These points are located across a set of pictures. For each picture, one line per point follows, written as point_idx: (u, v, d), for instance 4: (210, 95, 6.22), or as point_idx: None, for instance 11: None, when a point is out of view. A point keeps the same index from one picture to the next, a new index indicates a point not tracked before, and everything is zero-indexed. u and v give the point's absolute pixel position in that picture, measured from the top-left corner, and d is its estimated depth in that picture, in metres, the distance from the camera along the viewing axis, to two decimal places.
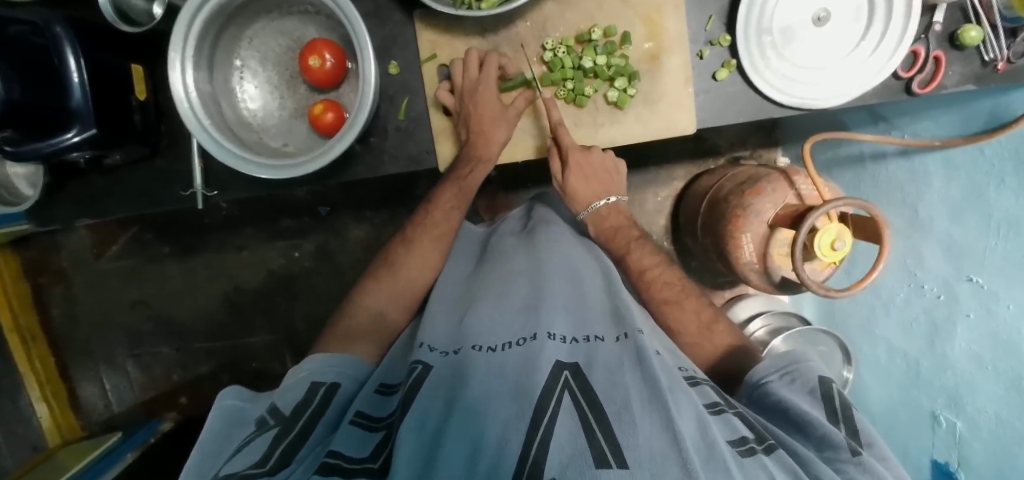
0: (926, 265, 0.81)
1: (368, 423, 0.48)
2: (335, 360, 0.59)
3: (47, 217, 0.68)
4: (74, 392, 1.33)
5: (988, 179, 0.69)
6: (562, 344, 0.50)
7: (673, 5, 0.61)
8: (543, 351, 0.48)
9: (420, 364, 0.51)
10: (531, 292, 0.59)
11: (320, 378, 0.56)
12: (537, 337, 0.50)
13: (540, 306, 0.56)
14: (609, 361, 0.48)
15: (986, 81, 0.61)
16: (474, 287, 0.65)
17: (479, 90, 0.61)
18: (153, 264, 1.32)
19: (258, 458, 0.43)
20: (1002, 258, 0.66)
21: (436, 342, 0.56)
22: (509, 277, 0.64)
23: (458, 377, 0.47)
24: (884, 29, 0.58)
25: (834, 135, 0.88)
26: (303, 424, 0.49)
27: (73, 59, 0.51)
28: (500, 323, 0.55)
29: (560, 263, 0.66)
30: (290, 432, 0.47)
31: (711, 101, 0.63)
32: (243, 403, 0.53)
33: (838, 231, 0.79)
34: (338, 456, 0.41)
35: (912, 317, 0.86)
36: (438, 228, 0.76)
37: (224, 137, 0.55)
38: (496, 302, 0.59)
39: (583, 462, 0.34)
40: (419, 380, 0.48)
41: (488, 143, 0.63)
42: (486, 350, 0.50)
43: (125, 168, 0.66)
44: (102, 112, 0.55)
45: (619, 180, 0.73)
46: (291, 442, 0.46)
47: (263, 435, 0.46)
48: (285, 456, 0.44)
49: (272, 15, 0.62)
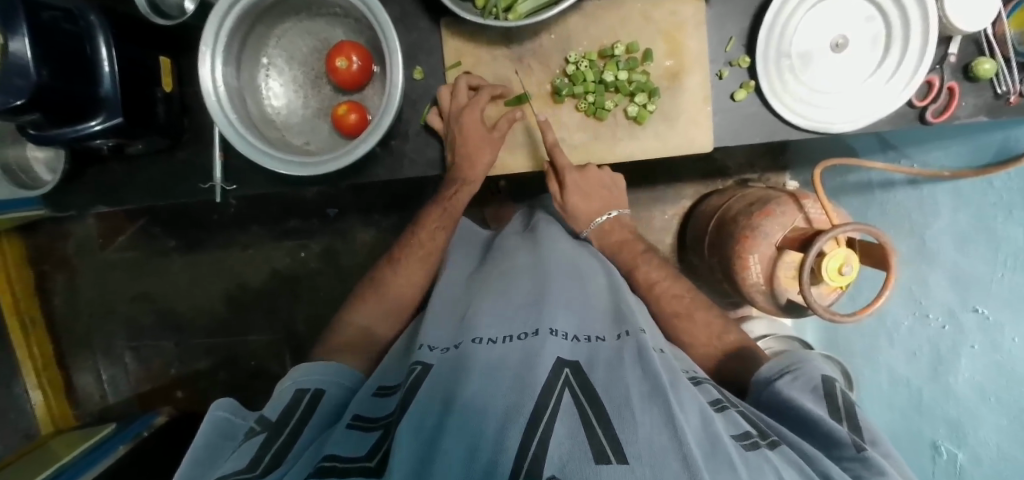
0: (931, 293, 0.84)
1: (364, 424, 0.48)
2: (323, 369, 0.60)
3: (62, 203, 0.69)
4: (70, 381, 1.32)
5: (997, 206, 0.74)
6: (565, 340, 0.51)
7: (695, 26, 0.61)
8: (545, 346, 0.48)
9: (420, 364, 0.51)
10: (533, 290, 0.59)
11: (305, 385, 0.56)
12: (539, 332, 0.50)
13: (543, 303, 0.56)
14: (610, 360, 0.48)
15: (998, 113, 0.63)
16: (476, 287, 0.65)
17: (464, 118, 0.60)
18: (158, 257, 1.32)
19: (250, 461, 0.43)
20: (1007, 292, 0.72)
21: (435, 341, 0.56)
22: (512, 274, 0.64)
23: (458, 372, 0.47)
24: (901, 58, 0.58)
25: (844, 161, 0.89)
26: (292, 428, 0.49)
27: (105, 49, 0.52)
28: (503, 319, 0.55)
29: (562, 261, 0.67)
30: (279, 437, 0.47)
31: (728, 121, 0.63)
32: (232, 416, 0.53)
33: (847, 256, 0.80)
34: (333, 457, 0.40)
35: (916, 346, 0.88)
36: (424, 249, 0.77)
37: (249, 132, 0.56)
38: (497, 299, 0.59)
39: (582, 459, 0.35)
40: (419, 379, 0.49)
41: (472, 167, 0.62)
42: (486, 342, 0.51)
43: (145, 160, 0.67)
44: (129, 102, 0.55)
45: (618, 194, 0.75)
46: (282, 445, 0.46)
47: (251, 441, 0.47)
48: (276, 458, 0.44)
49: (302, 15, 0.62)
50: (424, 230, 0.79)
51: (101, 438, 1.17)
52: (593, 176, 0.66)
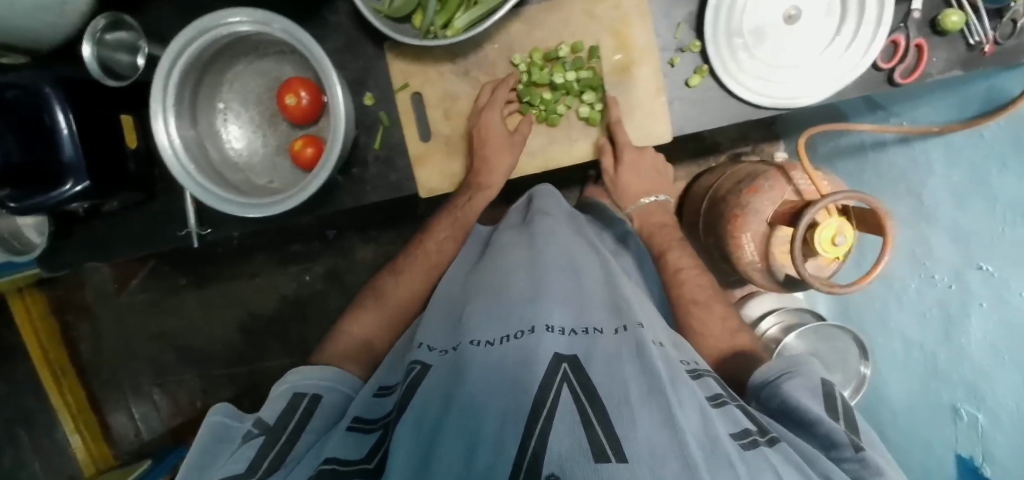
0: (934, 254, 0.82)
1: (364, 426, 0.48)
2: (321, 373, 0.60)
3: (55, 263, 0.72)
4: (104, 422, 1.38)
5: (988, 163, 0.70)
6: (561, 336, 0.48)
7: (639, 16, 0.59)
8: (541, 343, 0.46)
9: (418, 364, 0.51)
10: (528, 285, 0.57)
11: (304, 390, 0.57)
12: (534, 330, 0.48)
13: (538, 299, 0.54)
14: (608, 354, 0.46)
15: (973, 65, 0.60)
16: (473, 282, 0.64)
17: (488, 125, 0.61)
18: (171, 295, 1.37)
19: (248, 465, 0.45)
20: (1009, 244, 0.67)
21: (433, 342, 0.56)
22: (506, 269, 0.62)
23: (455, 376, 0.46)
24: (859, 23, 0.56)
25: (830, 127, 0.86)
26: (290, 431, 0.51)
27: (63, 115, 0.54)
28: (498, 316, 0.53)
29: (557, 254, 0.64)
30: (276, 441, 0.49)
31: (687, 108, 0.61)
32: (231, 420, 0.53)
33: (839, 226, 0.79)
34: (334, 460, 0.42)
35: (925, 307, 0.87)
36: (431, 260, 0.78)
37: (207, 179, 0.57)
38: (493, 295, 0.57)
39: (581, 456, 0.33)
40: (417, 380, 0.48)
41: (499, 173, 0.62)
42: (483, 344, 0.49)
43: (124, 214, 0.70)
44: (95, 164, 0.57)
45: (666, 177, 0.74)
46: (280, 449, 0.48)
47: (250, 443, 0.49)
48: (274, 462, 0.47)
49: (250, 57, 0.63)
50: (433, 239, 0.79)
51: (138, 474, 1.22)
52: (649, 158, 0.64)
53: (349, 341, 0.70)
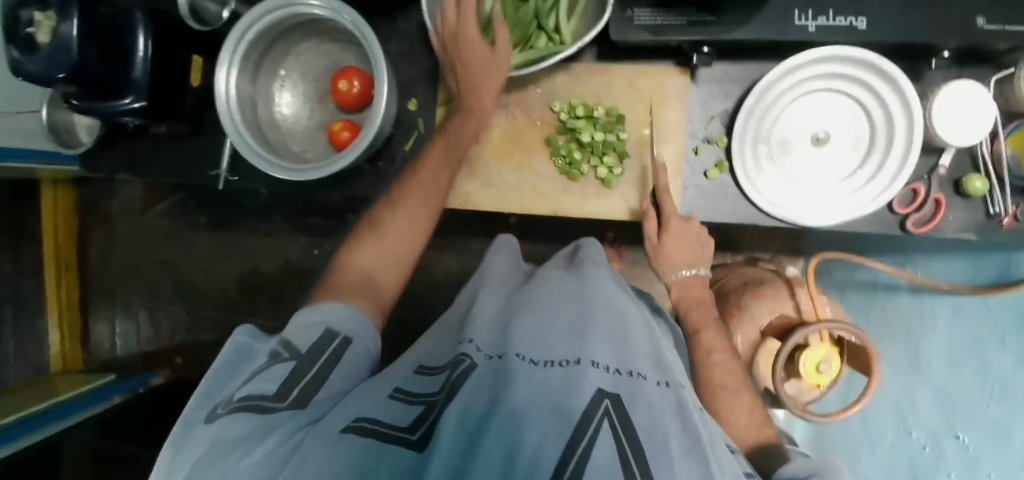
0: (917, 413, 0.80)
1: (408, 398, 0.41)
2: (348, 313, 0.49)
3: (94, 166, 0.78)
4: (87, 328, 1.43)
5: (989, 335, 0.69)
6: (606, 374, 0.40)
7: (676, 100, 0.63)
8: (585, 376, 0.38)
9: (465, 359, 0.44)
10: (576, 314, 0.49)
11: (336, 326, 0.47)
12: (579, 363, 0.40)
13: (588, 331, 0.46)
14: (652, 402, 0.38)
15: (989, 233, 0.61)
16: (517, 298, 0.57)
17: (468, 41, 0.58)
18: (188, 230, 1.41)
19: (274, 392, 0.39)
20: (993, 422, 0.66)
21: (482, 342, 0.48)
22: (553, 294, 0.54)
23: (497, 385, 0.38)
24: (880, 162, 0.59)
25: (842, 256, 0.86)
26: (318, 367, 0.43)
27: (142, 40, 0.61)
28: (543, 339, 0.46)
29: (610, 290, 0.57)
30: (303, 375, 0.42)
31: (700, 197, 0.64)
32: (256, 341, 0.46)
33: (827, 353, 0.79)
34: (374, 421, 0.35)
35: (894, 463, 0.84)
36: (429, 187, 0.61)
37: (249, 133, 0.62)
38: (537, 317, 0.50)
39: None
40: (463, 375, 0.41)
41: (488, 88, 0.60)
42: (529, 361, 0.42)
43: (167, 142, 0.75)
44: (155, 88, 0.63)
45: (707, 253, 0.63)
46: (308, 383, 0.42)
47: (275, 366, 0.42)
48: (303, 397, 0.40)
49: (319, 39, 0.69)
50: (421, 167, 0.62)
51: (97, 385, 1.26)
52: (694, 229, 0.62)
53: (354, 279, 0.56)
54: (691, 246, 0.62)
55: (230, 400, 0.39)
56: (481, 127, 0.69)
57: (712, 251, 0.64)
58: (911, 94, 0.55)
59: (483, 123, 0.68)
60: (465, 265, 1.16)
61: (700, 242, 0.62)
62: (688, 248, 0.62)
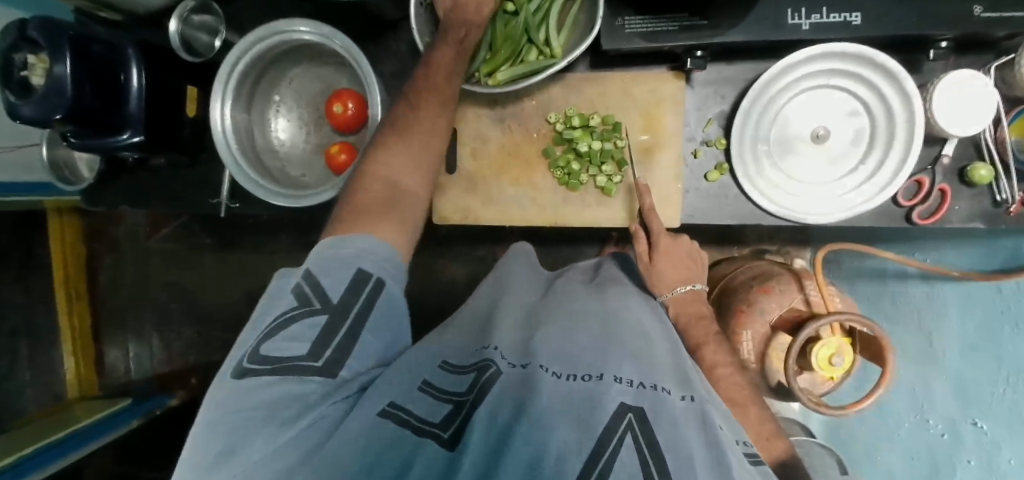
0: (934, 400, 0.79)
1: (436, 392, 0.40)
2: (377, 246, 0.45)
3: (97, 199, 0.78)
4: (101, 354, 1.45)
5: (1002, 320, 0.68)
6: (629, 389, 0.39)
7: (672, 104, 0.63)
8: (609, 392, 0.37)
9: (491, 365, 0.44)
10: (600, 335, 0.49)
11: (368, 267, 0.43)
12: (602, 378, 0.40)
13: (611, 351, 0.45)
14: (677, 417, 0.35)
15: (997, 221, 0.60)
16: (539, 313, 0.57)
17: None
18: (194, 251, 1.41)
19: (309, 350, 0.38)
20: (1008, 410, 0.67)
21: (508, 349, 0.48)
22: (577, 312, 0.54)
23: (523, 392, 0.38)
24: (883, 157, 0.59)
25: (850, 246, 0.84)
26: (351, 321, 0.41)
27: (136, 74, 0.61)
28: (568, 355, 0.45)
29: (631, 311, 0.56)
30: (335, 329, 0.40)
31: (700, 199, 0.64)
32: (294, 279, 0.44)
33: (839, 345, 0.76)
34: (410, 413, 0.36)
35: (913, 449, 0.83)
36: (441, 95, 0.55)
37: (247, 164, 0.62)
38: (564, 332, 0.50)
39: None
40: (488, 383, 0.40)
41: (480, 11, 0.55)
42: (553, 374, 0.41)
43: (167, 172, 0.76)
44: (152, 121, 0.64)
45: (699, 269, 0.64)
46: (341, 340, 0.40)
47: (305, 317, 0.39)
48: (339, 354, 0.39)
49: (312, 63, 0.69)
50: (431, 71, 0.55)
51: (114, 410, 1.27)
52: (683, 247, 0.63)
53: (379, 190, 0.50)
54: (682, 263, 0.62)
55: (267, 354, 0.37)
56: (478, 141, 0.69)
57: (705, 262, 0.64)
58: (911, 88, 0.55)
59: (480, 137, 0.68)
60: (471, 272, 1.16)
61: (692, 258, 0.63)
62: (680, 265, 0.62)
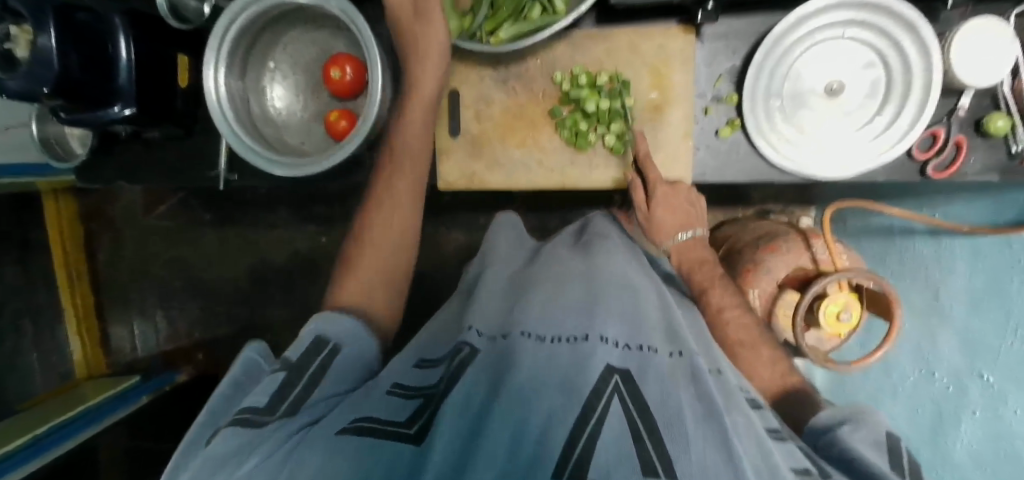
0: (939, 353, 0.81)
1: (405, 392, 0.38)
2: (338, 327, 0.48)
3: (92, 175, 0.77)
4: (106, 332, 1.46)
5: (1013, 274, 0.70)
6: (615, 350, 0.38)
7: (681, 60, 0.61)
8: (594, 353, 0.36)
9: (465, 347, 0.42)
10: (587, 293, 0.48)
11: (325, 336, 0.45)
12: (588, 339, 0.38)
13: (596, 309, 0.44)
14: (664, 375, 0.34)
15: (1011, 173, 0.59)
16: (521, 281, 0.56)
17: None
18: (192, 227, 1.40)
19: (269, 400, 0.36)
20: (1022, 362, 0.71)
21: (483, 326, 0.47)
22: (565, 277, 0.52)
23: (500, 369, 0.37)
24: (898, 110, 0.57)
25: (857, 203, 0.82)
26: (311, 372, 0.40)
27: (124, 43, 0.59)
28: (553, 317, 0.43)
29: (620, 268, 0.55)
30: (295, 380, 0.39)
31: (711, 157, 0.63)
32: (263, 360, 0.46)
33: (846, 302, 0.75)
34: (373, 418, 0.32)
35: (913, 403, 0.85)
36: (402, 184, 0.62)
37: (245, 132, 0.60)
38: (547, 298, 0.48)
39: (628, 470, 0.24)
40: (463, 364, 0.39)
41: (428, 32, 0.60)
42: (534, 338, 0.39)
43: (162, 145, 0.74)
44: (143, 92, 0.61)
45: (700, 213, 0.62)
46: (303, 387, 0.38)
47: (268, 378, 0.39)
48: (297, 402, 0.37)
49: (307, 26, 0.66)
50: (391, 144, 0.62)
51: (121, 389, 1.29)
52: (684, 193, 0.61)
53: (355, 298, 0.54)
54: (683, 208, 0.61)
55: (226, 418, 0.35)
56: (483, 103, 0.67)
57: (705, 209, 0.62)
58: (929, 36, 0.53)
59: (484, 100, 0.67)
60: (476, 240, 1.15)
61: (692, 202, 0.61)
62: (681, 211, 0.60)
